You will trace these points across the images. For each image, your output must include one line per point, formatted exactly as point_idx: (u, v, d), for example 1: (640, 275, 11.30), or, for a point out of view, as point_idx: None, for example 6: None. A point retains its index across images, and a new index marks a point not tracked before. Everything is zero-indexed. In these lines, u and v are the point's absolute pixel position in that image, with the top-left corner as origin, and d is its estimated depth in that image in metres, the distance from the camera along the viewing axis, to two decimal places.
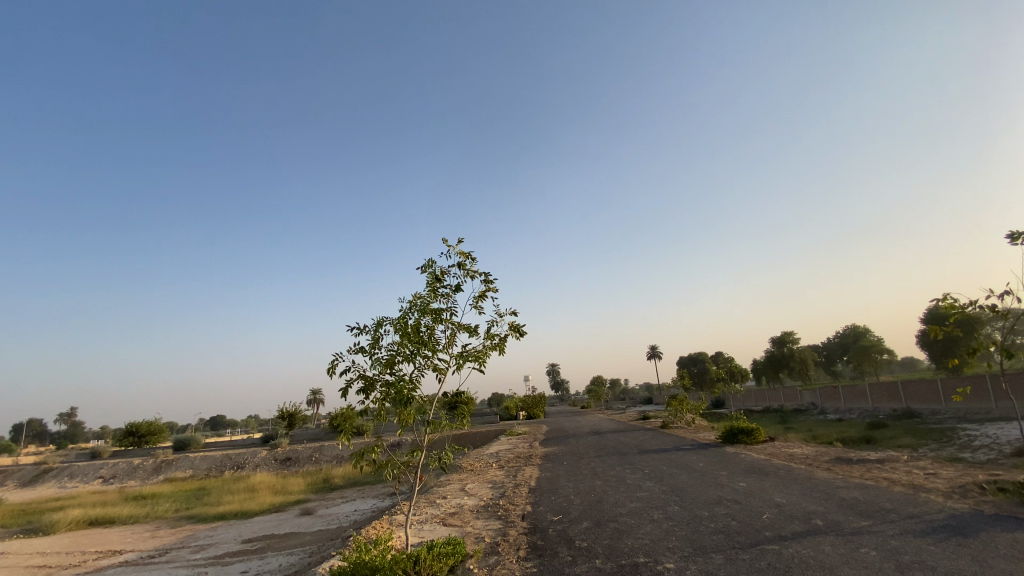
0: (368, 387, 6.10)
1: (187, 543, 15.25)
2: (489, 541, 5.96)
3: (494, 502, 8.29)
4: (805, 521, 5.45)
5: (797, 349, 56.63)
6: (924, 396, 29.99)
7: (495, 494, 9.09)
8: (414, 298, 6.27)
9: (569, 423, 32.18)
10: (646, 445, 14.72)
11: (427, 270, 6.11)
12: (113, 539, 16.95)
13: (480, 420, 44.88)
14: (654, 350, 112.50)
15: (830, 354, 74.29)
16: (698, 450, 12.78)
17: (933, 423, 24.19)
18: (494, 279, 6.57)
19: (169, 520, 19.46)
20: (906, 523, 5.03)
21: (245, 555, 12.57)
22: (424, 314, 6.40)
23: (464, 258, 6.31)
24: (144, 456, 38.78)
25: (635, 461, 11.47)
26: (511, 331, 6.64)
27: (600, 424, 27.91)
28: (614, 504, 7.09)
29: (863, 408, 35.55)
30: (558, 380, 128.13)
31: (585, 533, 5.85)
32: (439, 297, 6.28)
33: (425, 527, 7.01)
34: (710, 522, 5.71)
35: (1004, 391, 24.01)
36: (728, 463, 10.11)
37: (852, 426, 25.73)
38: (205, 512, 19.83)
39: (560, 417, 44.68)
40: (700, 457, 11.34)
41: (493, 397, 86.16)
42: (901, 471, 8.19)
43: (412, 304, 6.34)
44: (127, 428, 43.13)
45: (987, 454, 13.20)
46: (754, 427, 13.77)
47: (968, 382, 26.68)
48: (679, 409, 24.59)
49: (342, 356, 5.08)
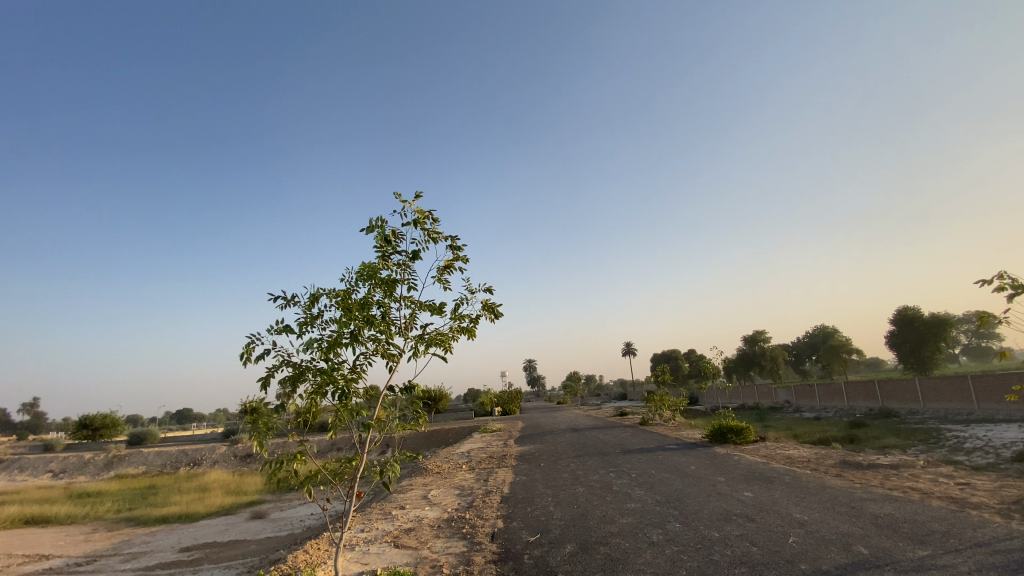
0: (295, 377, 4.58)
1: (118, 550, 13.46)
2: (449, 572, 4.68)
3: (459, 514, 7.01)
4: (844, 548, 4.38)
5: (770, 347, 56.97)
6: (900, 396, 30.07)
7: (461, 504, 7.79)
8: (360, 265, 4.81)
9: (546, 418, 31.26)
10: (628, 444, 13.63)
11: (376, 230, 4.67)
12: (36, 543, 14.98)
13: (454, 416, 43.50)
14: (629, 348, 112.67)
15: (800, 353, 75.43)
16: (686, 450, 11.78)
17: (914, 423, 24.04)
18: (463, 245, 5.18)
19: (105, 523, 17.48)
20: (979, 557, 3.98)
21: (178, 567, 10.96)
22: (374, 287, 4.93)
23: (426, 216, 4.95)
24: (93, 450, 35.96)
25: (620, 463, 10.36)
26: (486, 310, 5.31)
27: (578, 421, 26.92)
28: (602, 520, 5.89)
29: (839, 407, 35.60)
30: (535, 376, 127.30)
31: (570, 563, 4.63)
32: (392, 265, 4.86)
33: (370, 549, 5.64)
34: (727, 549, 4.56)
35: (985, 392, 24.05)
36: (724, 466, 9.08)
37: (832, 424, 25.43)
38: (147, 514, 17.91)
39: (536, 412, 43.69)
40: (691, 459, 10.30)
41: (469, 392, 84.65)
42: (925, 481, 7.28)
43: (357, 273, 4.85)
44: (79, 419, 40.02)
45: (984, 458, 12.67)
46: (744, 426, 12.86)
47: (945, 382, 26.74)
48: (659, 405, 23.74)
49: (261, 338, 4.09)
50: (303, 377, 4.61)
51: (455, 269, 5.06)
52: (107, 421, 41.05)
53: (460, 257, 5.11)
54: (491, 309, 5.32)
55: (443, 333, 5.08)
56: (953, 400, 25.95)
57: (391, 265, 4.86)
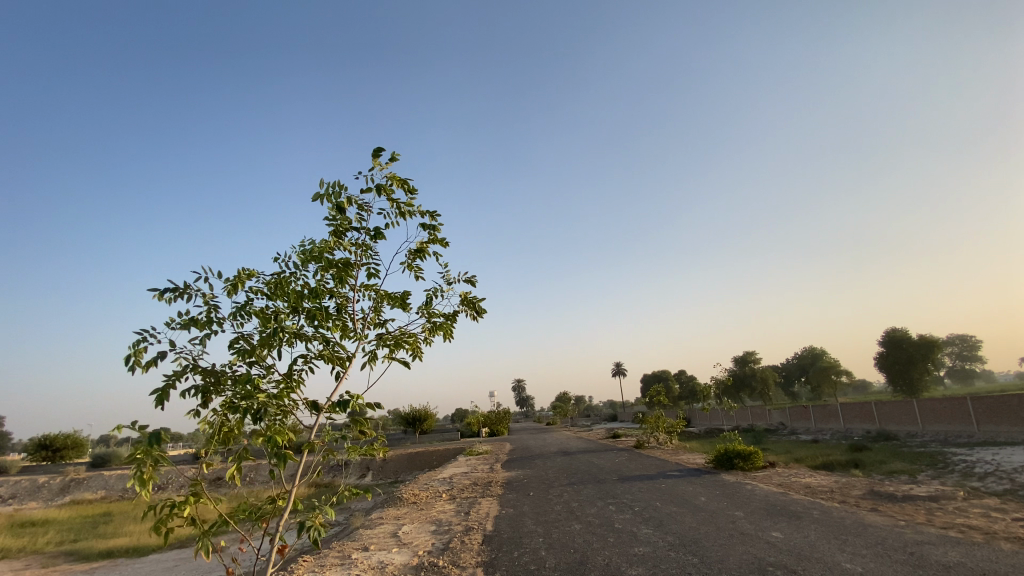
0: (208, 389, 3.45)
1: None
2: None
3: (432, 560, 5.76)
4: None
5: (758, 368, 56.24)
6: (897, 418, 29.29)
7: (436, 546, 6.56)
8: (306, 240, 3.74)
9: (536, 441, 29.75)
10: (625, 470, 12.45)
11: (328, 198, 3.62)
12: None
13: (439, 437, 41.86)
14: (618, 368, 111.81)
15: (789, 375, 74.91)
16: (690, 478, 10.66)
17: (916, 446, 23.13)
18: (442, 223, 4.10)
19: (44, 557, 15.70)
20: None
21: None
22: (322, 272, 3.85)
23: (397, 184, 3.94)
24: (50, 473, 33.70)
25: (619, 493, 9.21)
26: (466, 306, 4.27)
27: (568, 443, 25.61)
28: (607, 571, 4.75)
29: (835, 429, 34.75)
30: (523, 398, 125.30)
31: None
32: (347, 244, 3.79)
33: None
34: None
35: (985, 414, 23.27)
36: (739, 497, 7.98)
37: (833, 448, 24.44)
38: (93, 547, 16.17)
39: (524, 434, 42.25)
40: (700, 488, 9.19)
41: (456, 411, 82.64)
42: (975, 516, 6.29)
43: (302, 252, 3.78)
44: (38, 440, 37.72)
45: (1005, 484, 11.75)
46: (751, 450, 11.82)
47: (945, 402, 26.02)
48: (654, 428, 22.58)
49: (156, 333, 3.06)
50: (219, 389, 3.47)
51: (429, 253, 3.99)
52: (69, 441, 38.80)
53: (437, 238, 4.06)
54: (473, 305, 4.30)
55: (410, 333, 4.02)
56: (954, 421, 25.18)
57: (347, 244, 3.80)
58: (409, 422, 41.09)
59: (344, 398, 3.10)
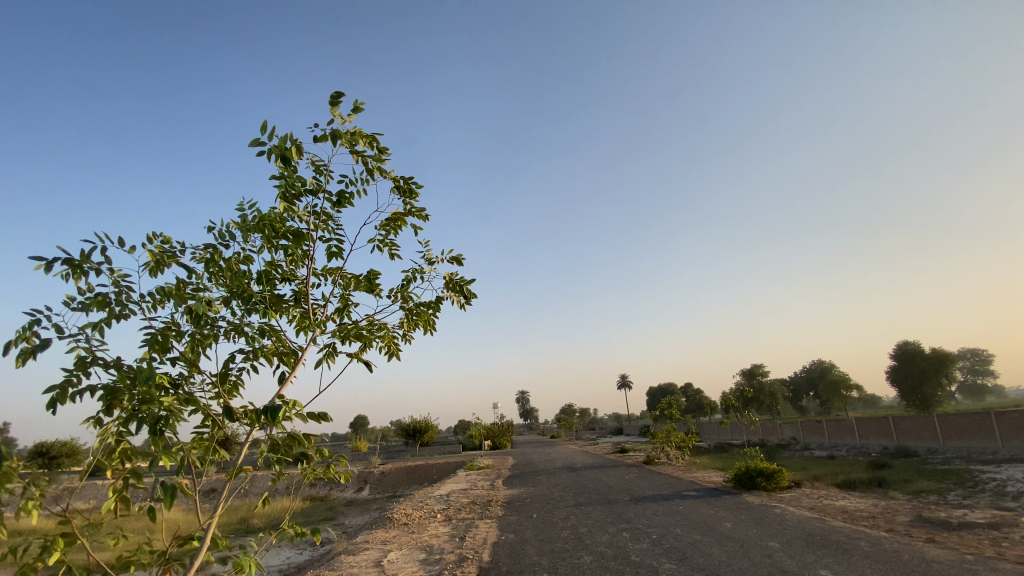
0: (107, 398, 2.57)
1: None
2: None
3: None
4: None
5: (767, 382, 54.89)
6: (916, 433, 28.06)
7: None
8: (253, 205, 3.05)
9: (540, 455, 28.59)
10: (636, 489, 11.52)
11: (278, 153, 2.89)
12: None
13: (441, 450, 40.73)
14: (624, 380, 110.20)
15: (798, 389, 73.27)
16: (709, 498, 9.70)
17: (940, 463, 21.95)
18: (419, 192, 3.53)
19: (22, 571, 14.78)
20: None
21: None
22: (270, 247, 3.22)
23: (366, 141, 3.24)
24: None
25: (633, 516, 8.30)
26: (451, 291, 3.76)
27: (573, 457, 24.57)
28: None
29: (850, 445, 33.49)
30: (527, 410, 123.58)
31: None
32: (301, 212, 3.14)
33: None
34: None
35: (1011, 429, 22.10)
36: (768, 524, 7.07)
37: (852, 465, 23.26)
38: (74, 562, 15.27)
39: (528, 447, 41.09)
40: (721, 511, 8.27)
41: (461, 422, 81.43)
42: None
43: (246, 221, 3.09)
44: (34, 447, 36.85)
45: None
46: (774, 468, 10.84)
47: (967, 417, 24.84)
48: (664, 442, 21.53)
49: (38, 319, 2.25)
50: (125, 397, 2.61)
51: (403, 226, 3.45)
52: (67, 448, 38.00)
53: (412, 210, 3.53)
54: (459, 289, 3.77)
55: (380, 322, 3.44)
56: (976, 437, 24.00)
57: (303, 212, 3.14)
58: (410, 434, 40.09)
59: (273, 403, 2.18)
